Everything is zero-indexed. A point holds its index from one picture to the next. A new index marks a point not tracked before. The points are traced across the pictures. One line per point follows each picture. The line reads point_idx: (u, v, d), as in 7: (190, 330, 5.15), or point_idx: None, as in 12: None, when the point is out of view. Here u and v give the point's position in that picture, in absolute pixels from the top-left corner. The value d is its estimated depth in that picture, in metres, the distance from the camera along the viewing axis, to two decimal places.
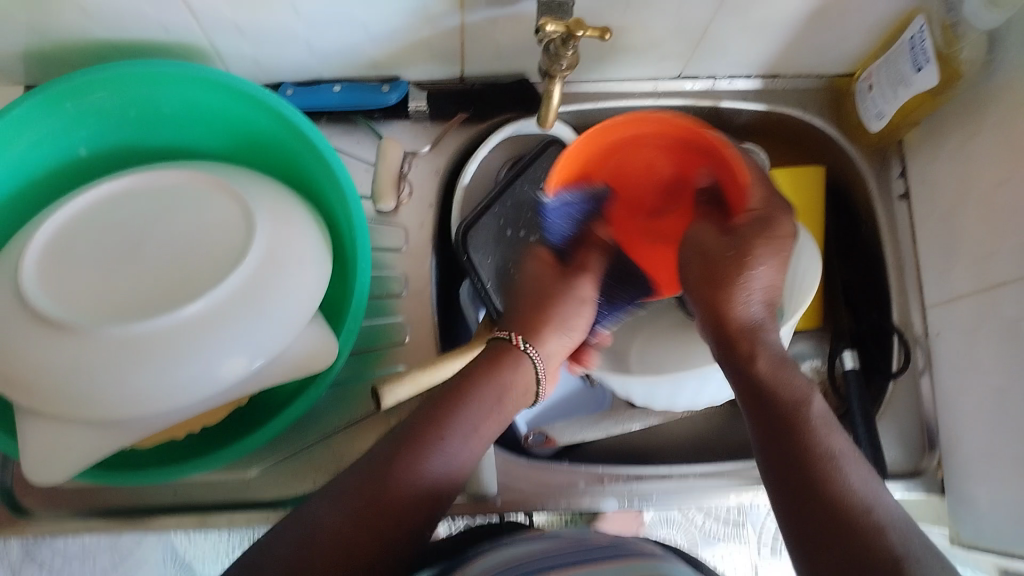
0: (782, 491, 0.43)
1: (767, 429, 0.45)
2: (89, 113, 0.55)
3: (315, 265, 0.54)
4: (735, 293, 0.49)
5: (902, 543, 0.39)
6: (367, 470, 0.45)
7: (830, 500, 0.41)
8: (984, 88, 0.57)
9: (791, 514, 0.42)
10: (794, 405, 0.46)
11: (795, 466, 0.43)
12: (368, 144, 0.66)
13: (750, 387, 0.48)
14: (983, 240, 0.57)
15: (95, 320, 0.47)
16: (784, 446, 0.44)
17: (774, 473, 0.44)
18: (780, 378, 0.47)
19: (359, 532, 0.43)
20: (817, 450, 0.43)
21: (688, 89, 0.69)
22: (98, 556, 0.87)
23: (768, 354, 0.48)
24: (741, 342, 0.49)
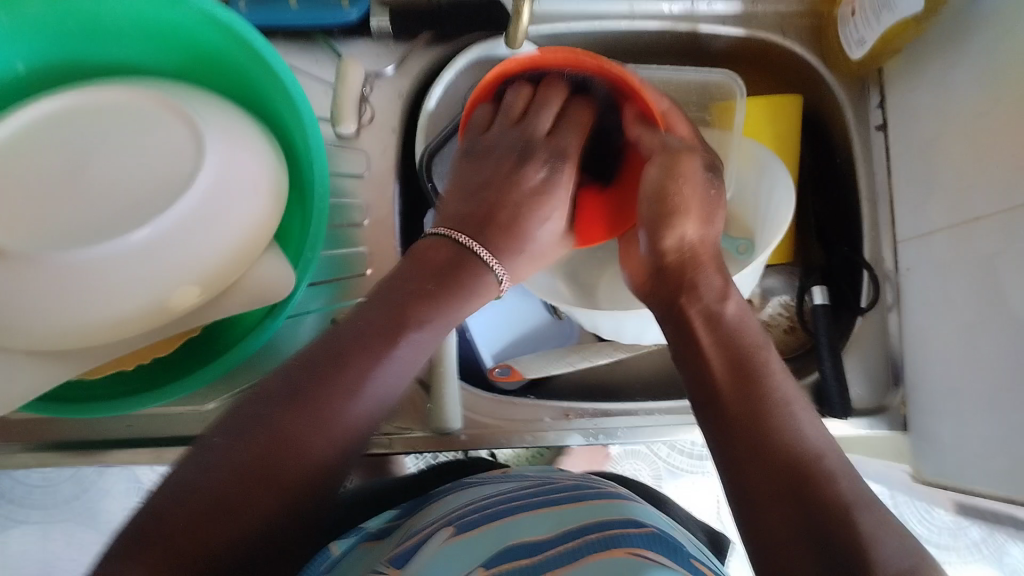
0: (737, 436, 0.42)
1: (730, 376, 0.45)
2: (26, 24, 0.51)
3: (268, 192, 0.51)
4: (683, 225, 0.51)
5: (851, 489, 0.39)
6: (296, 396, 0.42)
7: (785, 449, 0.40)
8: (969, 15, 0.55)
9: (733, 468, 0.42)
10: (750, 354, 0.46)
11: (740, 428, 0.43)
12: (326, 63, 0.63)
13: (711, 331, 0.48)
14: (960, 173, 0.56)
15: (36, 244, 0.45)
16: (745, 393, 0.43)
17: (726, 422, 0.43)
18: (744, 326, 0.48)
19: (280, 469, 0.40)
20: (773, 398, 0.43)
21: (665, 11, 0.66)
22: (60, 488, 0.86)
23: (737, 298, 0.50)
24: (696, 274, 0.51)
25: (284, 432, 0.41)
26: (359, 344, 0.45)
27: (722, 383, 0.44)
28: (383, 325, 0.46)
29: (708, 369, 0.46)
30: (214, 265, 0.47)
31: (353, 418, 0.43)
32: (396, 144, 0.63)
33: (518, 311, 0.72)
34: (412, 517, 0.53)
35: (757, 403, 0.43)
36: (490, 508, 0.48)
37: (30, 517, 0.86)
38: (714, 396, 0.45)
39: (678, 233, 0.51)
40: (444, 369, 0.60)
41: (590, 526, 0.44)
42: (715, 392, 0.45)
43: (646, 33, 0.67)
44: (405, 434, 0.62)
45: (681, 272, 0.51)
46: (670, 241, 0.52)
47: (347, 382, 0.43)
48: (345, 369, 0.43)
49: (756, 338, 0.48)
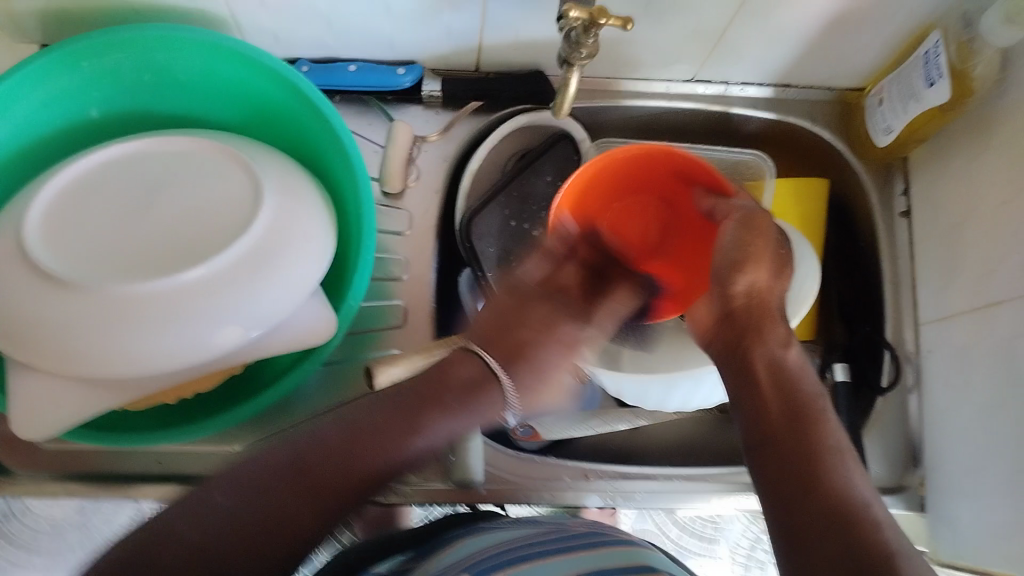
0: (784, 472, 0.43)
1: (783, 413, 0.46)
2: (104, 74, 0.54)
3: (318, 242, 0.53)
4: (751, 273, 0.51)
5: (896, 539, 0.39)
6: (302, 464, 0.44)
7: (829, 495, 0.41)
8: (991, 109, 0.58)
9: (777, 506, 0.43)
10: (806, 402, 0.47)
11: (791, 468, 0.43)
12: (378, 126, 0.66)
13: (771, 385, 0.48)
14: (982, 258, 0.58)
15: (92, 276, 0.47)
16: (795, 437, 0.45)
17: (774, 457, 0.45)
18: (801, 376, 0.49)
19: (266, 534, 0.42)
20: (822, 442, 0.44)
21: (699, 93, 0.69)
22: (66, 535, 0.76)
23: (798, 350, 0.51)
24: (757, 324, 0.51)
25: (285, 493, 0.43)
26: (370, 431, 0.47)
27: (775, 424, 0.46)
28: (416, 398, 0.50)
29: (764, 409, 0.47)
30: (255, 305, 0.49)
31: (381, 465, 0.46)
32: (437, 205, 0.66)
33: None
34: (425, 559, 0.53)
35: (809, 446, 0.44)
36: (504, 556, 0.48)
37: (30, 562, 0.76)
38: (765, 440, 0.46)
39: (749, 278, 0.51)
40: None
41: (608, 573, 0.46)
42: (767, 435, 0.46)
43: (682, 112, 0.70)
44: (425, 485, 0.62)
45: (748, 315, 0.51)
46: (742, 283, 0.50)
47: (384, 439, 0.47)
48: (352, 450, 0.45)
49: (812, 389, 0.49)
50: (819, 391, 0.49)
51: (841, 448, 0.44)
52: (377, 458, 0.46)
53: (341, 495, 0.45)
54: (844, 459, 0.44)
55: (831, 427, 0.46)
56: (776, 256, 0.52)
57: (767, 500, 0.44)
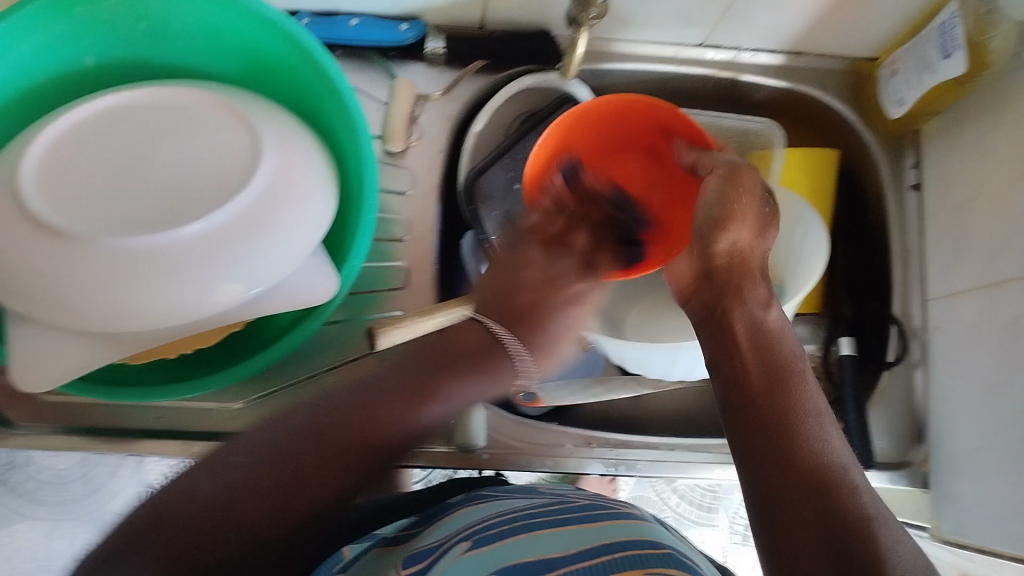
0: (762, 434, 0.45)
1: (760, 369, 0.48)
2: (98, 21, 0.53)
3: (319, 199, 0.52)
4: (737, 232, 0.50)
5: (874, 505, 0.41)
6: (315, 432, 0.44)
7: (806, 460, 0.43)
8: (1008, 82, 0.56)
9: (752, 465, 0.44)
10: (784, 363, 0.49)
11: (770, 428, 0.45)
12: (380, 82, 0.65)
13: (747, 341, 0.50)
14: (994, 234, 0.57)
15: (88, 228, 0.47)
16: (774, 400, 0.46)
17: (752, 419, 0.46)
18: (782, 338, 0.51)
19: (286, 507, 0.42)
20: (804, 408, 0.46)
21: (709, 58, 0.68)
22: (70, 485, 0.78)
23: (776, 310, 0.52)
24: (735, 279, 0.51)
25: (299, 459, 0.43)
26: (386, 395, 0.47)
27: (754, 382, 0.47)
28: (433, 367, 0.49)
29: (742, 367, 0.49)
30: (255, 261, 0.48)
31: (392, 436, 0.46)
32: (441, 166, 0.65)
33: None
34: (428, 526, 0.54)
35: (793, 410, 0.46)
36: (508, 524, 0.49)
37: (37, 513, 0.78)
38: (744, 398, 0.47)
39: (733, 236, 0.50)
40: None
41: (606, 544, 0.45)
42: (747, 397, 0.47)
43: (691, 77, 0.69)
44: (426, 449, 0.62)
45: (727, 276, 0.51)
46: (724, 243, 0.50)
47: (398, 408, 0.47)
48: (366, 417, 0.45)
49: (792, 352, 0.50)
50: (799, 355, 0.50)
51: (820, 412, 0.46)
52: (388, 428, 0.46)
53: (346, 464, 0.44)
54: (823, 424, 0.46)
55: (811, 391, 0.48)
56: (760, 209, 0.51)
57: (745, 457, 0.45)
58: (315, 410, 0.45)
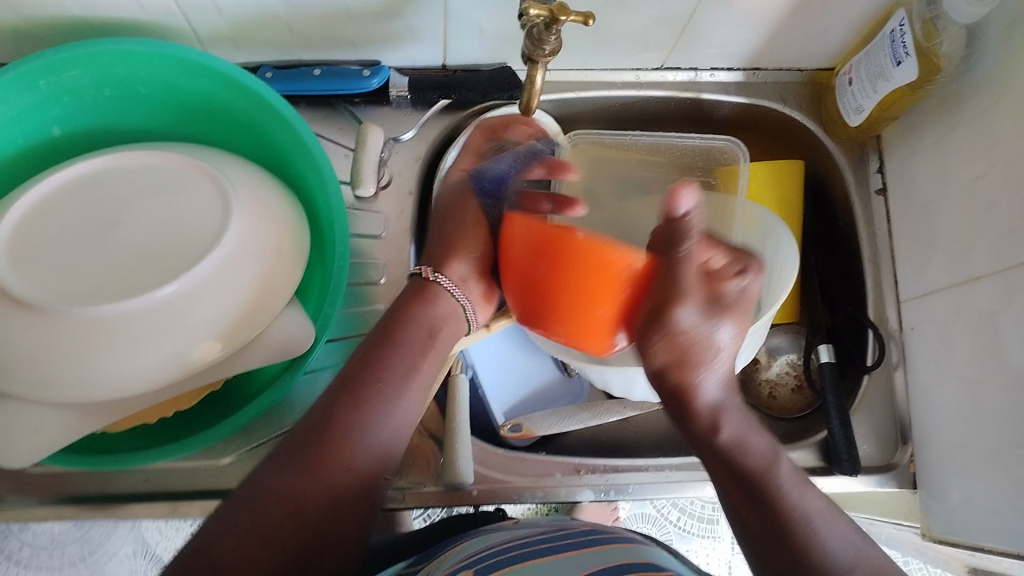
0: (762, 547, 0.46)
1: (738, 485, 0.48)
2: (62, 92, 0.54)
3: (291, 253, 0.53)
4: (699, 372, 0.48)
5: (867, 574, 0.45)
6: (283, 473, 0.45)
7: (799, 546, 0.45)
8: (960, 85, 0.58)
9: (757, 546, 0.46)
10: (761, 466, 0.48)
11: (777, 534, 0.46)
12: (347, 130, 0.66)
13: (711, 454, 0.49)
14: (960, 234, 0.58)
15: (61, 297, 0.47)
16: (758, 508, 0.47)
17: (750, 535, 0.47)
18: (745, 447, 0.48)
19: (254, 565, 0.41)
20: (791, 518, 0.46)
21: (669, 80, 0.69)
22: (66, 549, 0.81)
23: (733, 422, 0.49)
24: (676, 372, 0.48)
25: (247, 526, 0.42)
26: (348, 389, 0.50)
27: (738, 495, 0.48)
28: (355, 383, 0.50)
29: (728, 487, 0.48)
30: (231, 317, 0.49)
31: (354, 456, 0.47)
32: (412, 206, 0.65)
33: (527, 368, 0.73)
34: (430, 562, 0.54)
35: (783, 527, 0.46)
36: (510, 552, 0.49)
37: None
38: (739, 511, 0.48)
39: (706, 385, 0.48)
40: (456, 425, 0.62)
41: (612, 567, 0.45)
42: (739, 511, 0.48)
43: (653, 101, 0.70)
44: (416, 489, 0.62)
45: (681, 351, 0.47)
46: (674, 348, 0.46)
47: (348, 422, 0.48)
48: (324, 439, 0.47)
49: (762, 458, 0.48)
50: (771, 451, 0.49)
51: (808, 517, 0.46)
52: (342, 453, 0.47)
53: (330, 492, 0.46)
54: (817, 531, 0.46)
55: (802, 494, 0.47)
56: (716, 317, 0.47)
57: (753, 559, 0.47)
58: (232, 516, 0.42)
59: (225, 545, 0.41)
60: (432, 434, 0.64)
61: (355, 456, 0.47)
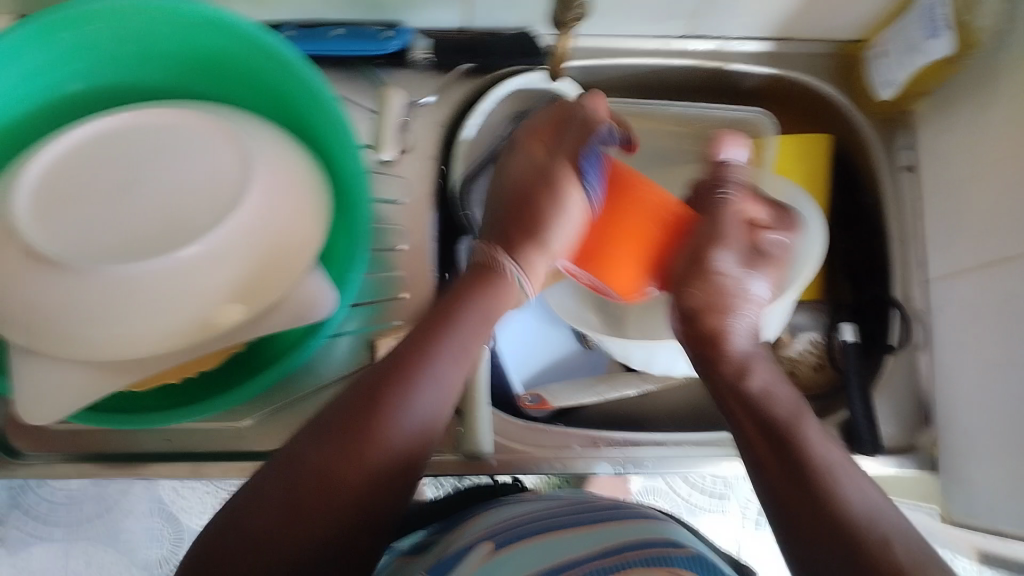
0: (784, 509, 0.45)
1: (765, 444, 0.48)
2: (84, 46, 0.53)
3: (312, 216, 0.52)
4: (731, 317, 0.54)
5: (905, 548, 0.41)
6: (330, 437, 0.43)
7: (833, 514, 0.43)
8: (1000, 58, 0.56)
9: (787, 522, 0.44)
10: (785, 419, 0.48)
11: (799, 488, 0.45)
12: (371, 92, 0.65)
13: (729, 399, 0.51)
14: (993, 214, 0.57)
15: (80, 255, 0.46)
16: (787, 467, 0.46)
17: (773, 494, 0.46)
18: (771, 398, 0.50)
19: (301, 532, 0.41)
20: (814, 469, 0.45)
21: (698, 48, 0.68)
22: (83, 505, 0.82)
23: (758, 376, 0.52)
24: (705, 319, 0.55)
25: (298, 492, 0.42)
26: (402, 367, 0.46)
27: (761, 453, 0.48)
28: (398, 365, 0.46)
29: (742, 430, 0.50)
30: (254, 281, 0.48)
31: (393, 437, 0.44)
32: (434, 172, 0.65)
33: (545, 339, 0.73)
34: (449, 532, 0.54)
35: (806, 478, 0.45)
36: (536, 524, 0.49)
37: (53, 534, 0.81)
38: (764, 469, 0.47)
39: (737, 331, 0.54)
40: (477, 394, 0.61)
41: (636, 543, 0.45)
42: (765, 468, 0.47)
43: (681, 70, 0.69)
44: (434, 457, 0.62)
45: (693, 298, 0.55)
46: (700, 291, 0.55)
47: (384, 407, 0.44)
48: (371, 417, 0.44)
49: (788, 409, 0.49)
50: (797, 409, 0.50)
51: (834, 468, 0.45)
52: (384, 434, 0.44)
53: (373, 469, 0.43)
54: (840, 481, 0.44)
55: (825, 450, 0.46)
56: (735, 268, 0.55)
57: (780, 531, 0.45)
58: (273, 476, 0.42)
59: (255, 516, 0.41)
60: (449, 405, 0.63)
61: (398, 435, 0.44)
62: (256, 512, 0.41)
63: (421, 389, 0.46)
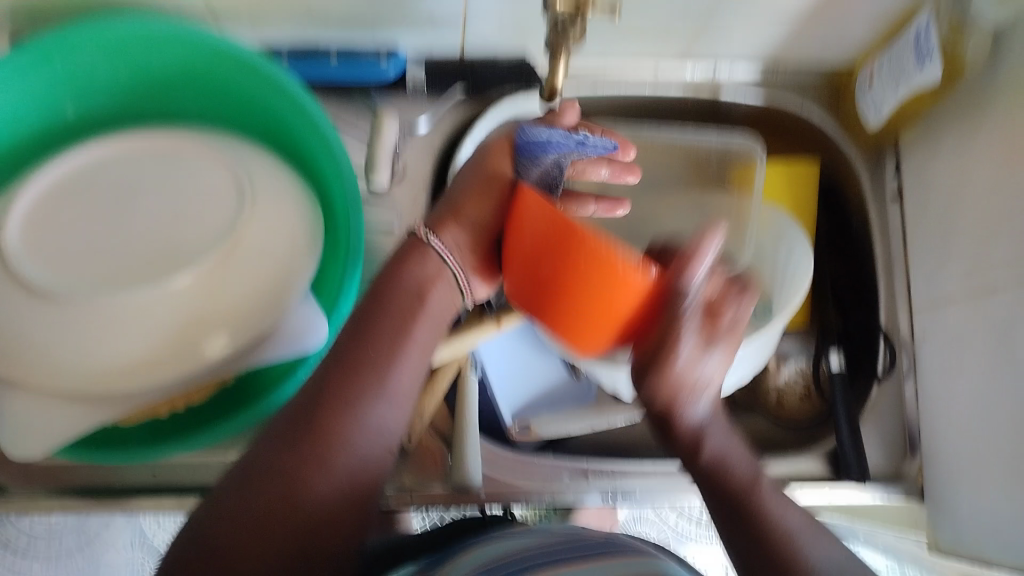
0: (746, 566, 0.45)
1: (719, 496, 0.47)
2: (81, 72, 0.53)
3: (307, 242, 0.52)
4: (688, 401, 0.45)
5: None
6: (279, 461, 0.42)
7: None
8: (983, 88, 0.57)
9: (749, 569, 0.45)
10: (746, 479, 0.47)
11: (765, 552, 0.45)
12: (364, 120, 0.65)
13: (682, 455, 0.49)
14: (977, 241, 0.57)
15: (74, 285, 0.46)
16: (743, 522, 0.46)
17: (737, 546, 0.46)
18: (728, 459, 0.47)
19: (256, 560, 0.39)
20: (777, 531, 0.45)
21: (688, 75, 0.70)
22: (64, 538, 0.80)
23: (717, 442, 0.47)
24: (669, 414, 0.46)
25: (254, 511, 0.40)
26: (335, 389, 0.44)
27: (719, 498, 0.47)
28: (341, 374, 0.45)
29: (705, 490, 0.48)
30: (243, 311, 0.48)
31: (349, 454, 0.43)
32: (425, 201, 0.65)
33: (534, 369, 0.72)
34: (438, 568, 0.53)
35: (763, 533, 0.45)
36: (524, 564, 0.48)
37: (31, 568, 0.80)
38: (724, 512, 0.47)
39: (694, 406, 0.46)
40: (467, 426, 0.61)
41: None
42: (726, 512, 0.47)
43: (672, 97, 0.70)
44: (423, 489, 0.61)
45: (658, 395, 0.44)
46: (665, 383, 0.44)
47: (330, 424, 0.43)
48: (320, 433, 0.43)
49: (746, 475, 0.47)
50: (757, 467, 0.48)
51: (795, 534, 0.45)
52: (339, 451, 0.43)
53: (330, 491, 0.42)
54: (805, 548, 0.45)
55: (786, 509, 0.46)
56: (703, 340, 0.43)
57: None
58: (226, 501, 0.40)
59: (219, 531, 0.39)
60: (441, 433, 0.63)
61: (352, 452, 0.44)
62: (214, 525, 0.39)
63: (373, 401, 0.45)
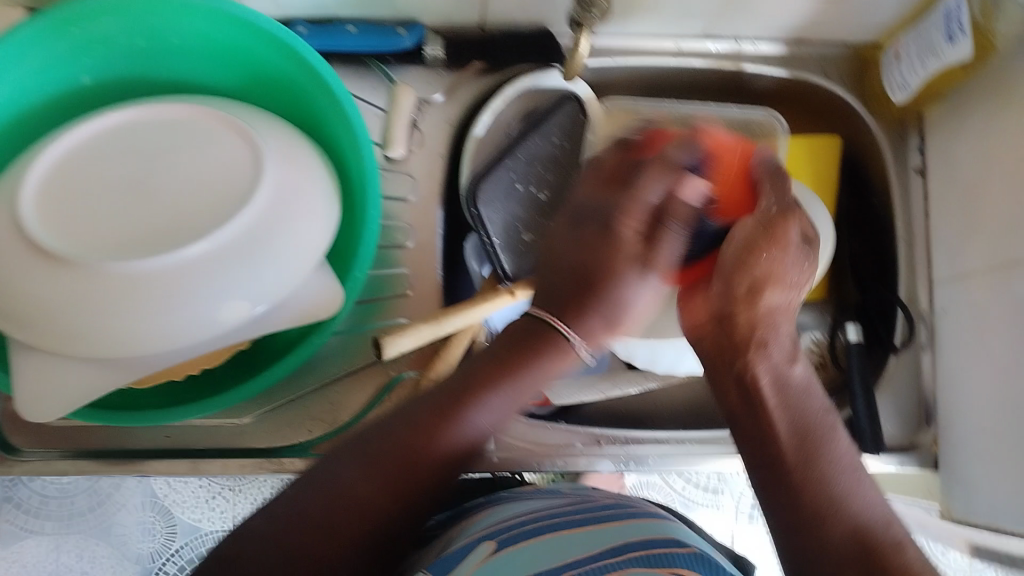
0: (795, 519, 0.42)
1: (778, 449, 0.44)
2: (97, 41, 0.53)
3: (323, 213, 0.51)
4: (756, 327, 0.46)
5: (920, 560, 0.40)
6: (388, 437, 0.44)
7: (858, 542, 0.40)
8: (1012, 63, 0.56)
9: (783, 499, 0.43)
10: (806, 426, 0.44)
11: (812, 502, 0.42)
12: (379, 87, 0.64)
13: (744, 392, 0.46)
14: (1001, 218, 0.57)
15: (86, 251, 0.46)
16: (800, 473, 0.42)
17: (779, 493, 0.43)
18: (793, 400, 0.45)
19: (328, 541, 0.41)
20: (837, 489, 0.42)
21: (710, 49, 0.68)
22: (76, 499, 0.81)
23: (777, 374, 0.46)
24: (738, 329, 0.46)
25: (342, 492, 0.43)
26: (468, 386, 0.45)
27: (785, 449, 0.43)
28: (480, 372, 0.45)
29: (735, 412, 0.46)
30: (260, 280, 0.47)
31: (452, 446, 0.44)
32: (441, 170, 0.64)
33: None
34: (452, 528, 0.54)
35: (819, 493, 0.42)
36: (532, 524, 0.48)
37: (43, 528, 0.80)
38: (775, 460, 0.44)
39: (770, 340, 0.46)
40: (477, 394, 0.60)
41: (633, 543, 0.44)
42: (777, 457, 0.44)
43: (692, 70, 0.69)
44: None
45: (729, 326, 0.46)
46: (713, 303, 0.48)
47: (447, 419, 0.44)
48: (433, 427, 0.44)
49: (811, 416, 0.45)
50: (822, 412, 0.45)
51: (856, 488, 0.42)
52: (442, 442, 0.44)
53: (420, 479, 0.44)
54: (863, 499, 0.42)
55: (845, 456, 0.44)
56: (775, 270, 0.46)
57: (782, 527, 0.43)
58: (327, 474, 0.43)
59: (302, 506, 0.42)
60: None
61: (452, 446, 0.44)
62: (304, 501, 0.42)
63: (496, 403, 0.45)
